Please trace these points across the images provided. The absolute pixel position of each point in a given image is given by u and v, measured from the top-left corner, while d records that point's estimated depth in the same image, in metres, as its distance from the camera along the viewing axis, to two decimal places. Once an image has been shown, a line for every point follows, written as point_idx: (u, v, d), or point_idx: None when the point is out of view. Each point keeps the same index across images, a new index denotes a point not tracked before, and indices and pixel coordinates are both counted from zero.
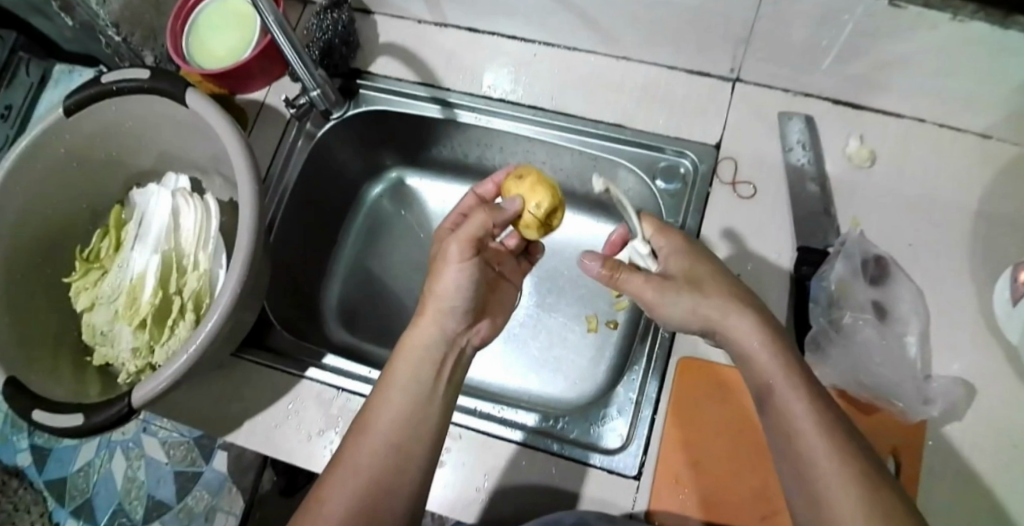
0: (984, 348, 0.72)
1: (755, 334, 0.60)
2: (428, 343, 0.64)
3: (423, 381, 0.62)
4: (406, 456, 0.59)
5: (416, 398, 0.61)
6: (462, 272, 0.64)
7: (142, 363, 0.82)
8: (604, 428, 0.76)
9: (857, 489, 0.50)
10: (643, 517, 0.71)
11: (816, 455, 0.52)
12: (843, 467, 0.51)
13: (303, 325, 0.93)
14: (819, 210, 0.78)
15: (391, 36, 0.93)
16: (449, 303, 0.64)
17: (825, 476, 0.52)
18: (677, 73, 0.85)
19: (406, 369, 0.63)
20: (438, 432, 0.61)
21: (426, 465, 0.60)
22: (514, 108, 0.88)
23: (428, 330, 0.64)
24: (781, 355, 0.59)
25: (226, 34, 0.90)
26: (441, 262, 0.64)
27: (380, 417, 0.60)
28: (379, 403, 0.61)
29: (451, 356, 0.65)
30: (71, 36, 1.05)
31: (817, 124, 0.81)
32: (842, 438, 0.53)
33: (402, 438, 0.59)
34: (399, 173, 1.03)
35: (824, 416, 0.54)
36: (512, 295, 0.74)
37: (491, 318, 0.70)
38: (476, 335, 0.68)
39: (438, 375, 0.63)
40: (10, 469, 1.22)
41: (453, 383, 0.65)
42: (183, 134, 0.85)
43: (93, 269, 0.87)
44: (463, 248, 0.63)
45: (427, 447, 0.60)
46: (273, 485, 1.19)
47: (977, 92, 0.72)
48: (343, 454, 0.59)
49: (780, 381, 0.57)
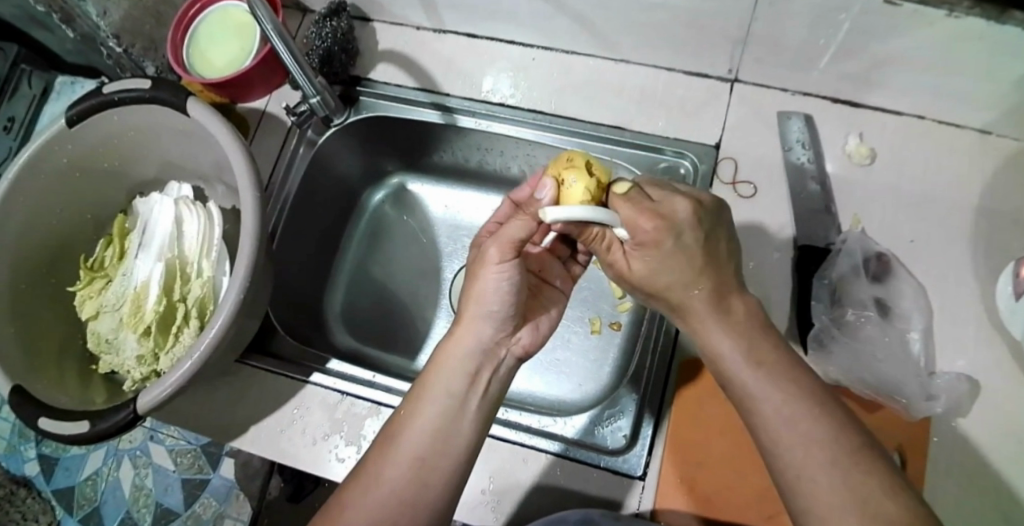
0: (987, 343, 0.72)
1: (719, 325, 0.58)
2: (464, 351, 0.63)
3: (454, 393, 0.61)
4: (430, 472, 0.58)
5: (445, 411, 0.60)
6: (502, 275, 0.63)
7: (147, 370, 0.82)
8: (607, 429, 0.76)
9: (840, 481, 0.49)
10: (649, 516, 0.71)
11: (792, 448, 0.51)
12: (821, 456, 0.50)
13: (309, 332, 0.93)
14: (820, 208, 0.78)
15: (390, 43, 0.94)
16: (487, 308, 0.63)
17: (804, 469, 0.50)
18: (676, 74, 0.86)
19: (437, 381, 0.62)
20: (469, 446, 0.60)
21: (454, 480, 0.59)
22: (515, 114, 0.88)
23: (465, 338, 0.63)
24: (750, 344, 0.57)
25: (226, 43, 0.90)
26: (480, 265, 0.63)
27: (408, 430, 0.60)
28: (408, 415, 0.61)
29: (488, 364, 0.64)
30: (72, 47, 1.06)
31: (816, 123, 0.81)
32: (818, 423, 0.51)
33: (429, 451, 0.59)
34: (401, 179, 1.04)
35: (797, 403, 0.53)
36: (559, 297, 0.74)
37: (533, 324, 0.69)
38: (517, 343, 0.66)
39: (472, 384, 0.62)
40: (17, 479, 1.23)
41: (491, 394, 0.63)
42: (185, 142, 0.86)
43: (96, 278, 0.87)
44: (504, 251, 0.62)
45: (456, 461, 0.59)
46: (280, 492, 1.21)
47: (976, 88, 0.72)
48: (369, 468, 0.59)
49: (746, 370, 0.55)
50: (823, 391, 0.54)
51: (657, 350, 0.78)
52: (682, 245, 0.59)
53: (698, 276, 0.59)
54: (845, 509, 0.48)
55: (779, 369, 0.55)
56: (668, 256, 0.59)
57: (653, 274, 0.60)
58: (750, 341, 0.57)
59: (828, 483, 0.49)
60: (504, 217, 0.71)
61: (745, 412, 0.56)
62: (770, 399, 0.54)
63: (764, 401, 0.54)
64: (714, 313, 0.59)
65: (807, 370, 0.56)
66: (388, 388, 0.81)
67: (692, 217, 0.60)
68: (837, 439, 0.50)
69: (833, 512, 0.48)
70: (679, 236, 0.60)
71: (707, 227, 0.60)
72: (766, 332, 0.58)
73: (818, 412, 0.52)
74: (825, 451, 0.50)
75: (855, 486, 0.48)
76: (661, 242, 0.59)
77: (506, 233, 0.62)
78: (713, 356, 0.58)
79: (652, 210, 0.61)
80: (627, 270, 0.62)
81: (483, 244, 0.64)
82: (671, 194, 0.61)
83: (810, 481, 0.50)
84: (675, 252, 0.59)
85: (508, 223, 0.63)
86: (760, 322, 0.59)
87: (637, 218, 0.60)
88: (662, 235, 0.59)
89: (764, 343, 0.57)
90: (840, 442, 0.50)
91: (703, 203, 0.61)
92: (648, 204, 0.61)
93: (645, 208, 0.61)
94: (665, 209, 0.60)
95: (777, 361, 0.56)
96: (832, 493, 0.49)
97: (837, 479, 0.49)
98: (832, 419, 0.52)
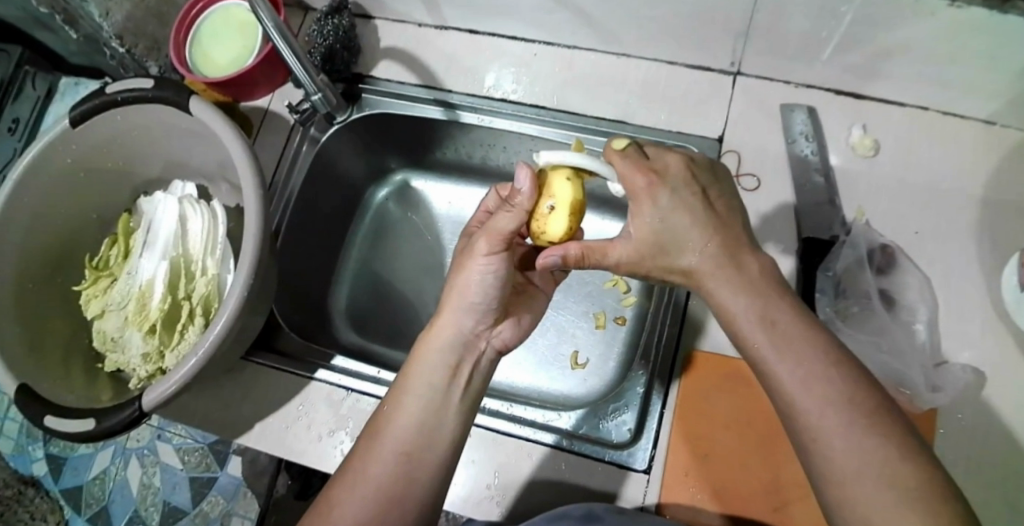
0: (993, 334, 0.72)
1: (733, 284, 0.58)
2: (444, 345, 0.63)
3: (436, 387, 0.61)
4: (415, 467, 0.58)
5: (427, 407, 0.61)
6: (488, 266, 0.63)
7: (153, 368, 0.82)
8: (612, 423, 0.76)
9: (857, 443, 0.49)
10: (654, 510, 0.71)
11: (807, 412, 0.51)
12: (836, 418, 0.50)
13: (313, 329, 0.93)
14: (824, 201, 0.78)
15: (392, 39, 0.94)
16: (469, 300, 0.63)
17: (820, 432, 0.51)
18: (678, 68, 0.85)
19: (419, 376, 0.62)
20: (451, 443, 0.60)
21: (438, 478, 0.59)
22: (518, 109, 0.88)
23: (446, 331, 0.64)
24: (761, 301, 0.57)
25: (229, 43, 0.90)
26: (467, 256, 0.64)
27: (391, 426, 0.60)
28: (392, 410, 0.61)
29: (468, 358, 0.64)
30: (75, 48, 1.07)
31: (819, 114, 0.81)
32: (833, 385, 0.52)
33: (413, 447, 0.59)
34: (404, 176, 1.04)
35: (811, 363, 0.53)
36: (542, 300, 0.73)
37: (514, 319, 0.69)
38: (498, 336, 0.66)
39: (453, 378, 0.62)
40: (25, 478, 1.24)
41: (471, 388, 0.63)
42: (188, 141, 0.86)
43: (102, 277, 0.87)
44: (493, 243, 0.62)
45: (439, 458, 0.59)
46: (287, 490, 1.19)
47: (980, 79, 0.72)
48: (355, 464, 0.59)
49: (759, 331, 0.56)
50: (837, 349, 0.54)
51: (661, 345, 0.77)
52: (680, 195, 0.61)
53: (704, 229, 0.60)
54: (862, 471, 0.49)
55: (792, 330, 0.55)
56: (670, 212, 0.60)
57: (660, 235, 0.60)
58: (762, 302, 0.57)
59: (845, 447, 0.50)
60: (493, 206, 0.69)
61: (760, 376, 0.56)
62: (785, 363, 0.54)
63: (780, 363, 0.54)
64: (722, 270, 0.59)
65: (821, 329, 0.56)
66: None
67: (685, 169, 0.62)
68: (851, 400, 0.51)
69: (853, 474, 0.49)
70: (676, 189, 0.61)
71: (703, 180, 0.62)
72: (779, 288, 0.58)
73: (833, 374, 0.52)
74: (841, 413, 0.50)
75: (874, 446, 0.49)
76: (660, 195, 0.61)
77: (497, 225, 0.63)
78: (726, 317, 0.58)
79: (650, 165, 0.62)
80: (634, 237, 0.61)
81: (472, 236, 0.65)
82: (661, 151, 0.63)
83: (827, 445, 0.50)
84: (675, 203, 0.60)
85: (498, 216, 0.63)
86: (774, 281, 0.59)
87: (634, 174, 0.62)
88: (659, 189, 0.61)
89: (778, 301, 0.57)
90: (855, 402, 0.51)
91: (695, 159, 0.64)
92: (642, 160, 0.63)
93: (641, 164, 0.62)
94: (658, 165, 0.62)
95: (790, 320, 0.56)
96: (849, 456, 0.49)
97: (856, 440, 0.49)
98: (846, 378, 0.52)
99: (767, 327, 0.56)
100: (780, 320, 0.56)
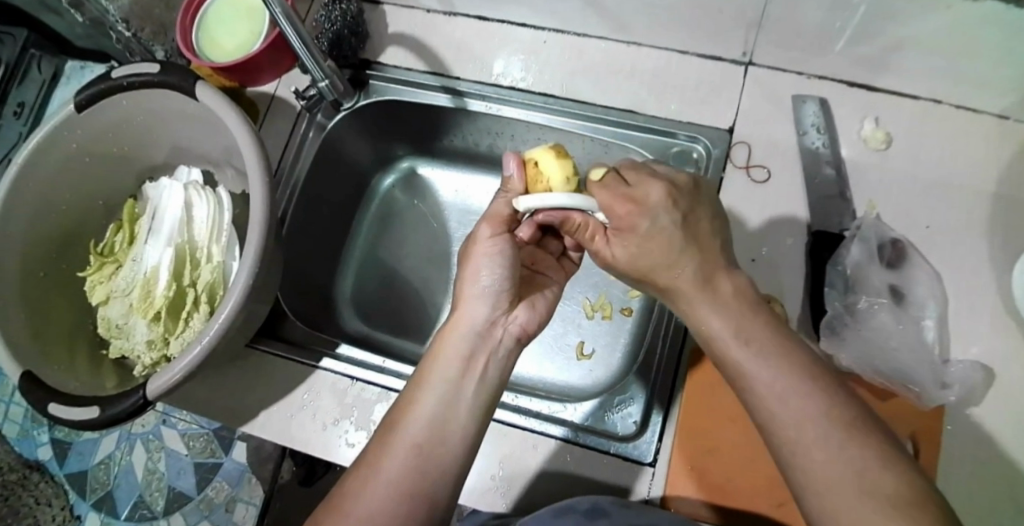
0: (1002, 331, 0.71)
1: (710, 305, 0.58)
2: (460, 337, 0.63)
3: (450, 378, 0.61)
4: (429, 460, 0.58)
5: (442, 398, 0.60)
6: (494, 249, 0.65)
7: (158, 355, 0.82)
8: (617, 415, 0.77)
9: (837, 457, 0.49)
10: (658, 503, 0.71)
11: (785, 426, 0.51)
12: (815, 431, 0.50)
13: (317, 317, 0.93)
14: (834, 194, 0.77)
15: (400, 26, 0.93)
16: (480, 286, 0.65)
17: (798, 444, 0.50)
18: (689, 57, 0.84)
19: (434, 369, 0.62)
20: (466, 434, 0.60)
21: (454, 470, 0.59)
22: (526, 97, 0.88)
23: (462, 323, 0.64)
24: (738, 323, 0.57)
25: (236, 27, 0.90)
26: (473, 244, 0.65)
27: (404, 421, 0.60)
28: (407, 405, 0.61)
29: (483, 348, 0.63)
30: (82, 32, 1.06)
31: (831, 106, 0.80)
32: (811, 399, 0.51)
33: (427, 441, 0.58)
34: (411, 163, 1.03)
35: (790, 379, 0.53)
36: (555, 288, 0.73)
37: (530, 305, 0.68)
38: (515, 322, 0.66)
39: (468, 368, 0.62)
40: (30, 462, 1.24)
41: (487, 378, 0.63)
42: (195, 127, 0.85)
43: (107, 263, 0.87)
44: (495, 227, 0.65)
45: (454, 450, 0.59)
46: (292, 475, 1.20)
47: (994, 72, 0.71)
48: (370, 458, 0.59)
49: (737, 349, 0.55)
50: (815, 366, 0.54)
51: (668, 337, 0.77)
52: (657, 227, 0.59)
53: (684, 254, 0.59)
54: (840, 483, 0.48)
55: (769, 348, 0.55)
56: (647, 239, 0.60)
57: (638, 260, 0.60)
58: (739, 325, 0.56)
59: (823, 458, 0.49)
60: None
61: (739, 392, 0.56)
62: (764, 378, 0.53)
63: (758, 380, 0.53)
64: (715, 276, 0.59)
65: (800, 349, 0.55)
66: (399, 373, 0.81)
67: (666, 198, 0.60)
68: (831, 412, 0.50)
69: (832, 488, 0.48)
70: (654, 218, 0.60)
71: (683, 207, 0.60)
72: (755, 310, 0.58)
73: (811, 388, 0.52)
74: (820, 425, 0.50)
75: (855, 460, 0.48)
76: (637, 225, 0.60)
77: (494, 211, 0.66)
78: (706, 336, 0.58)
79: (629, 192, 0.61)
80: (615, 260, 0.62)
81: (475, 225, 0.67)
82: (643, 177, 0.61)
83: (804, 458, 0.50)
84: (652, 234, 0.60)
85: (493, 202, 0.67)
86: (751, 300, 0.58)
87: (613, 204, 0.61)
88: (637, 218, 0.60)
89: (755, 324, 0.56)
90: (832, 418, 0.50)
91: (677, 183, 0.61)
92: (621, 188, 0.62)
93: (618, 195, 0.61)
94: (637, 195, 0.60)
95: (769, 341, 0.55)
96: (826, 467, 0.49)
97: (836, 453, 0.49)
98: (826, 395, 0.52)
99: (748, 344, 0.55)
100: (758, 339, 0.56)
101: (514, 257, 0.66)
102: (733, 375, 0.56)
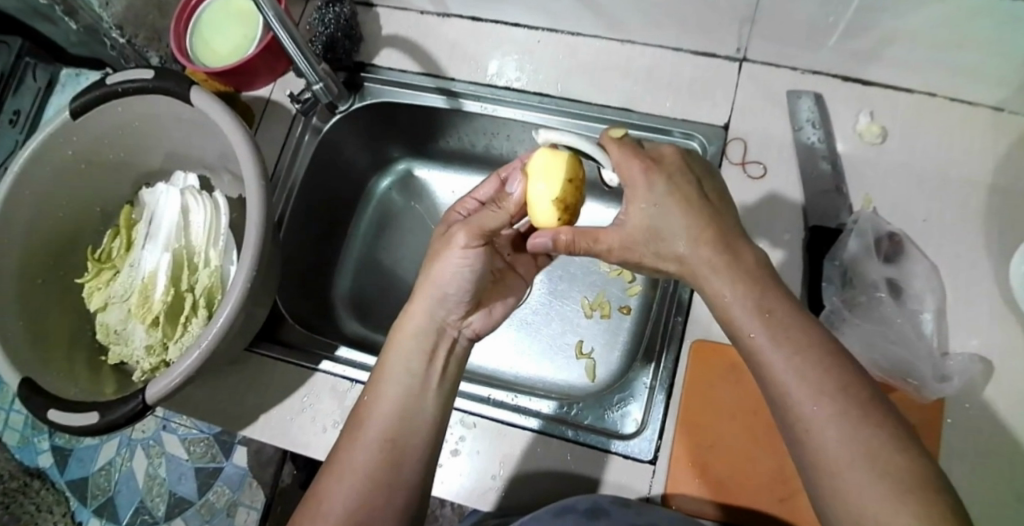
0: (1001, 323, 0.71)
1: (727, 277, 0.57)
2: (417, 332, 0.64)
3: (414, 374, 0.62)
4: (401, 453, 0.59)
5: (407, 393, 0.61)
6: (464, 259, 0.63)
7: (156, 360, 0.82)
8: (617, 414, 0.76)
9: (852, 436, 0.49)
10: (659, 501, 0.71)
11: (801, 402, 0.51)
12: (830, 408, 0.50)
13: (316, 320, 0.93)
14: (831, 188, 0.77)
15: (394, 28, 0.93)
16: (442, 289, 0.63)
17: (813, 422, 0.50)
18: (683, 54, 0.85)
19: (396, 364, 0.63)
20: (433, 428, 0.61)
21: (424, 462, 0.60)
22: (520, 97, 0.88)
23: (417, 318, 0.64)
24: (759, 291, 0.56)
25: (229, 32, 0.90)
26: (443, 246, 0.63)
27: (371, 417, 0.60)
28: (372, 400, 0.62)
29: (443, 344, 0.65)
30: (76, 40, 1.07)
31: (826, 101, 0.80)
32: (828, 375, 0.51)
33: (396, 435, 0.60)
34: (407, 165, 1.03)
35: (808, 353, 0.52)
36: (519, 285, 0.73)
37: (487, 308, 0.68)
38: (469, 327, 0.66)
39: (430, 364, 0.63)
40: (31, 470, 1.24)
41: (448, 373, 0.64)
42: (190, 132, 0.85)
43: (105, 269, 0.87)
44: (471, 237, 0.63)
45: (422, 443, 0.60)
46: (292, 479, 1.20)
47: (989, 65, 0.71)
48: (340, 455, 0.60)
49: (755, 320, 0.55)
50: (830, 342, 0.54)
51: (667, 334, 0.77)
52: (675, 183, 0.60)
53: (699, 217, 0.59)
54: (855, 463, 0.48)
55: (788, 320, 0.54)
56: (665, 198, 0.59)
57: (654, 222, 0.59)
58: (757, 290, 0.56)
59: (839, 437, 0.49)
60: (486, 195, 0.69)
61: (753, 365, 0.55)
62: (781, 352, 0.53)
63: (775, 354, 0.53)
64: (719, 259, 0.57)
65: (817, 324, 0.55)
66: None
67: (679, 160, 0.62)
68: (846, 390, 0.50)
69: (845, 466, 0.48)
70: (672, 175, 0.60)
71: (697, 171, 0.62)
72: (772, 281, 0.57)
73: (828, 364, 0.52)
74: (835, 403, 0.50)
75: (869, 441, 0.48)
76: (652, 181, 0.60)
77: (477, 221, 0.64)
78: (719, 306, 0.57)
79: (645, 153, 0.62)
80: (627, 222, 0.60)
81: (448, 228, 0.64)
82: (658, 144, 0.64)
83: (819, 437, 0.50)
84: (670, 191, 0.60)
85: (484, 214, 0.65)
86: (766, 275, 0.58)
87: (630, 161, 0.61)
88: (655, 176, 0.60)
89: (772, 294, 0.56)
90: (847, 397, 0.50)
91: (690, 154, 0.64)
92: (639, 150, 0.62)
93: (638, 153, 0.62)
94: (655, 154, 0.62)
95: (785, 311, 0.55)
96: (841, 447, 0.49)
97: (851, 433, 0.49)
98: (844, 371, 0.51)
99: (764, 317, 0.55)
100: (775, 311, 0.55)
101: (485, 263, 0.64)
102: (748, 347, 0.55)
